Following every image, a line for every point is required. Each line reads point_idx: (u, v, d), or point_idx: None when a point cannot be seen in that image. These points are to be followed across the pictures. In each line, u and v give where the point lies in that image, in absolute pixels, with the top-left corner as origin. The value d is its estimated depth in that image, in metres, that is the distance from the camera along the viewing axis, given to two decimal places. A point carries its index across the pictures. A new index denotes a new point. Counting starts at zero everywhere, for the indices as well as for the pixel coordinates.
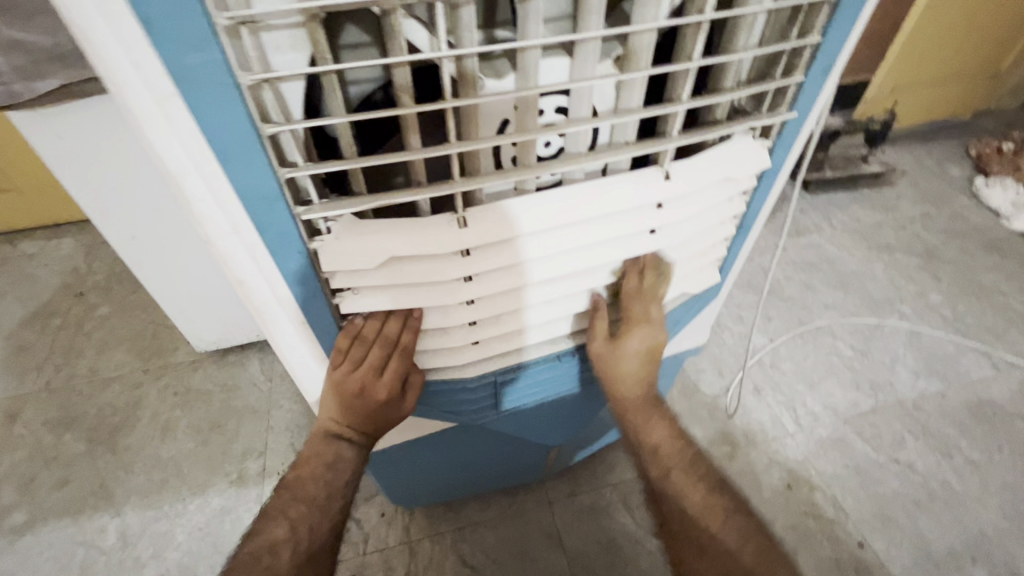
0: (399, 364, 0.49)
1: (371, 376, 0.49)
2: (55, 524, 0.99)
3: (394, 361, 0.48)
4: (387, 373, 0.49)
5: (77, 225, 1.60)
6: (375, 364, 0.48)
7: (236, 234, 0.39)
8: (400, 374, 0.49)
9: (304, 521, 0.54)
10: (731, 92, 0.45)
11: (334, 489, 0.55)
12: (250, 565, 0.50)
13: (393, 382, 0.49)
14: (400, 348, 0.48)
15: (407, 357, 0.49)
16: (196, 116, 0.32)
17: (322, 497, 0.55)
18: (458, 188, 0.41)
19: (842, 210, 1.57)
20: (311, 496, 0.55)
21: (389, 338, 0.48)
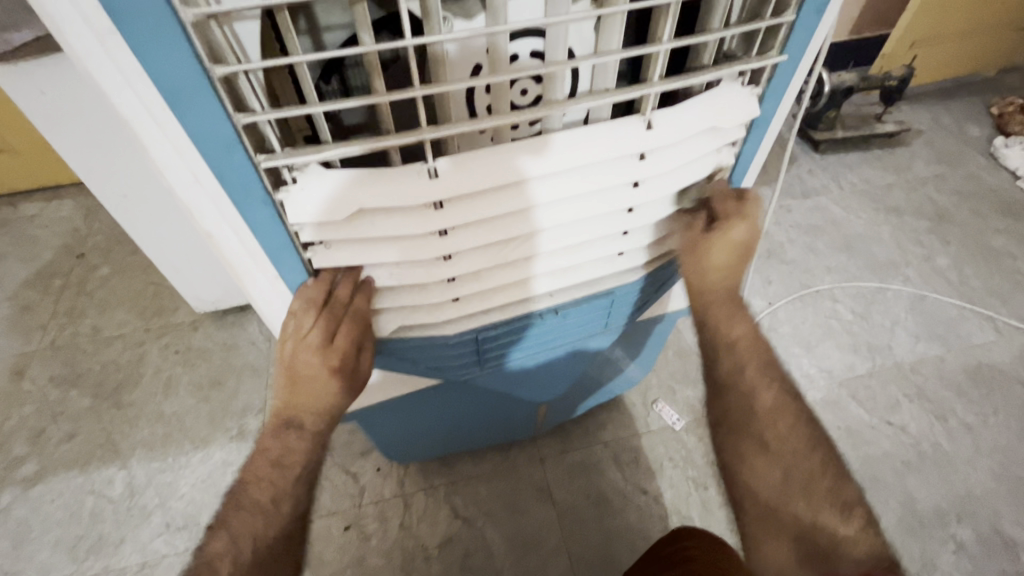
0: (351, 328, 0.48)
1: (319, 347, 0.48)
2: (65, 474, 1.03)
3: (345, 326, 0.48)
4: (337, 341, 0.48)
5: (77, 186, 1.60)
6: (327, 330, 0.47)
7: (198, 183, 0.38)
8: (353, 343, 0.49)
9: (249, 530, 0.50)
10: (717, 33, 0.42)
11: (283, 490, 0.53)
12: None
13: (345, 350, 0.48)
14: (352, 313, 0.48)
15: (357, 322, 0.48)
16: (140, 55, 0.30)
17: (267, 502, 0.52)
18: (427, 136, 0.40)
19: (851, 171, 1.53)
20: (255, 501, 0.52)
21: (339, 306, 0.47)
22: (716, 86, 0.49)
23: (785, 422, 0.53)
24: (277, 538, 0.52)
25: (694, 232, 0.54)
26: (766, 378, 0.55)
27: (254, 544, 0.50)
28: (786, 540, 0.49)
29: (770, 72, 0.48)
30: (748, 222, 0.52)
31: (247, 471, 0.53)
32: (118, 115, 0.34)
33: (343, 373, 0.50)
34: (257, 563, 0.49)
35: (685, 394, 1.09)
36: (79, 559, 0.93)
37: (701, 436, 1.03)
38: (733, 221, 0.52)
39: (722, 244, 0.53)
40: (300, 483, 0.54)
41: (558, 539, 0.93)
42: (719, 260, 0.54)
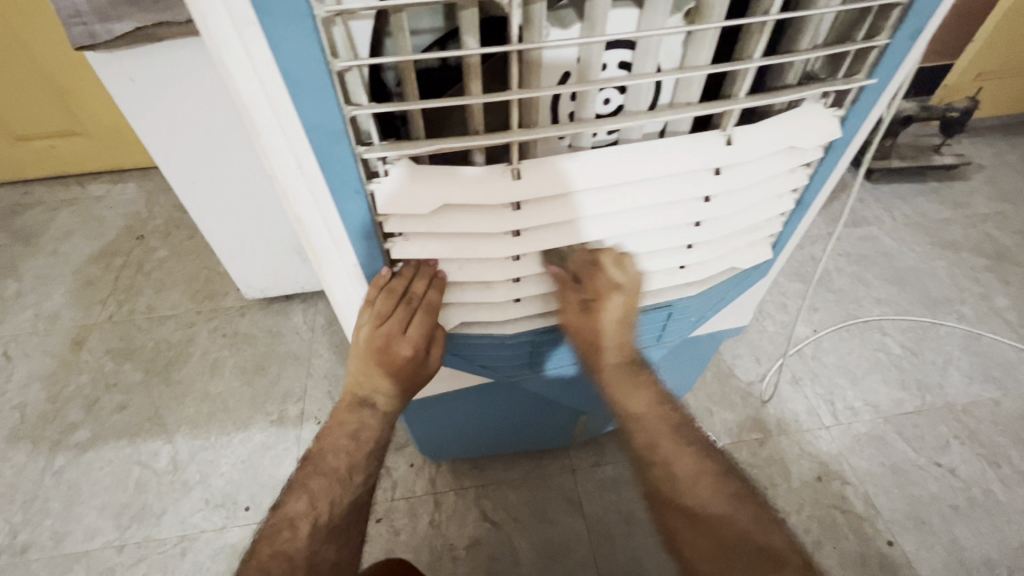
0: (425, 319, 0.49)
1: (396, 333, 0.49)
2: (114, 443, 1.08)
3: (422, 317, 0.49)
4: (413, 330, 0.49)
5: (141, 171, 1.68)
6: (402, 320, 0.49)
7: (300, 170, 0.40)
8: (426, 333, 0.50)
9: (327, 494, 0.54)
10: (807, 53, 0.42)
11: (358, 463, 0.56)
12: (271, 537, 0.51)
13: (418, 339, 0.50)
14: (427, 305, 0.49)
15: (431, 314, 0.49)
16: (273, 46, 0.32)
17: (344, 471, 0.56)
18: (515, 138, 0.41)
19: (905, 202, 1.49)
20: (333, 469, 0.56)
21: (417, 298, 0.49)
22: (796, 106, 0.49)
23: (706, 482, 0.55)
24: (347, 507, 0.55)
25: (569, 312, 0.54)
26: (682, 446, 0.57)
27: (330, 509, 0.54)
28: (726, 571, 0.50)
29: (854, 95, 0.48)
30: (621, 292, 0.52)
31: (324, 441, 0.57)
32: (239, 101, 0.36)
33: (415, 361, 0.51)
34: (331, 530, 0.53)
35: (723, 417, 1.07)
36: (122, 525, 0.97)
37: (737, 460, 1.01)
38: (608, 297, 0.52)
39: (597, 321, 0.53)
40: (373, 457, 0.57)
41: (585, 552, 0.92)
42: (600, 334, 0.54)
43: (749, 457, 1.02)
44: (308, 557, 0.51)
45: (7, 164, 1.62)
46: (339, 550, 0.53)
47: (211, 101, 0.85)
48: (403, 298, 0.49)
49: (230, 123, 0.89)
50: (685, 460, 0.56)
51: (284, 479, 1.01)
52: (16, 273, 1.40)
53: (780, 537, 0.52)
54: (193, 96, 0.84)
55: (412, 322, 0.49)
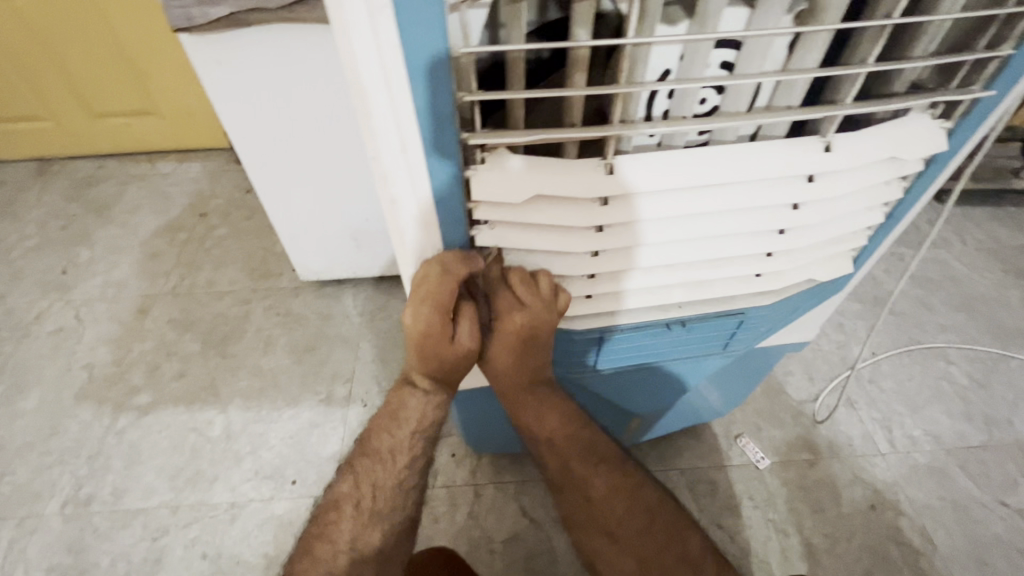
0: (446, 287, 0.47)
1: (415, 304, 0.48)
2: (172, 409, 1.13)
3: (441, 284, 0.47)
4: (431, 299, 0.47)
5: (205, 152, 1.76)
6: (421, 290, 0.48)
7: (403, 152, 0.41)
8: (445, 303, 0.47)
9: (368, 478, 0.58)
10: (924, 60, 0.41)
11: (401, 444, 0.59)
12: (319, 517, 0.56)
13: (434, 313, 0.48)
14: (449, 272, 0.47)
15: (450, 284, 0.47)
16: (400, 29, 0.33)
17: (385, 453, 0.58)
18: (614, 133, 0.41)
19: (977, 226, 1.41)
20: (376, 451, 0.59)
21: (442, 264, 0.47)
22: (900, 115, 0.47)
23: (619, 497, 0.61)
24: (390, 490, 0.58)
25: (493, 336, 0.53)
26: (594, 464, 0.63)
27: (371, 494, 0.57)
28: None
29: (965, 107, 0.46)
30: (534, 306, 0.49)
31: (373, 424, 0.60)
32: (355, 83, 0.37)
33: (435, 334, 0.49)
34: (373, 511, 0.57)
35: (772, 434, 1.04)
36: (177, 487, 1.02)
37: (785, 480, 0.98)
38: (515, 312, 0.50)
39: (504, 339, 0.52)
40: (416, 439, 0.59)
41: None
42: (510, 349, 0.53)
43: (797, 477, 0.99)
44: (349, 540, 0.55)
45: (86, 138, 1.72)
46: (382, 534, 0.56)
47: (291, 85, 0.89)
48: (428, 271, 0.48)
49: (305, 108, 0.92)
50: (597, 479, 0.62)
51: (330, 457, 1.04)
52: (90, 241, 1.49)
53: (696, 542, 0.59)
54: (276, 81, 0.88)
55: (425, 293, 0.47)
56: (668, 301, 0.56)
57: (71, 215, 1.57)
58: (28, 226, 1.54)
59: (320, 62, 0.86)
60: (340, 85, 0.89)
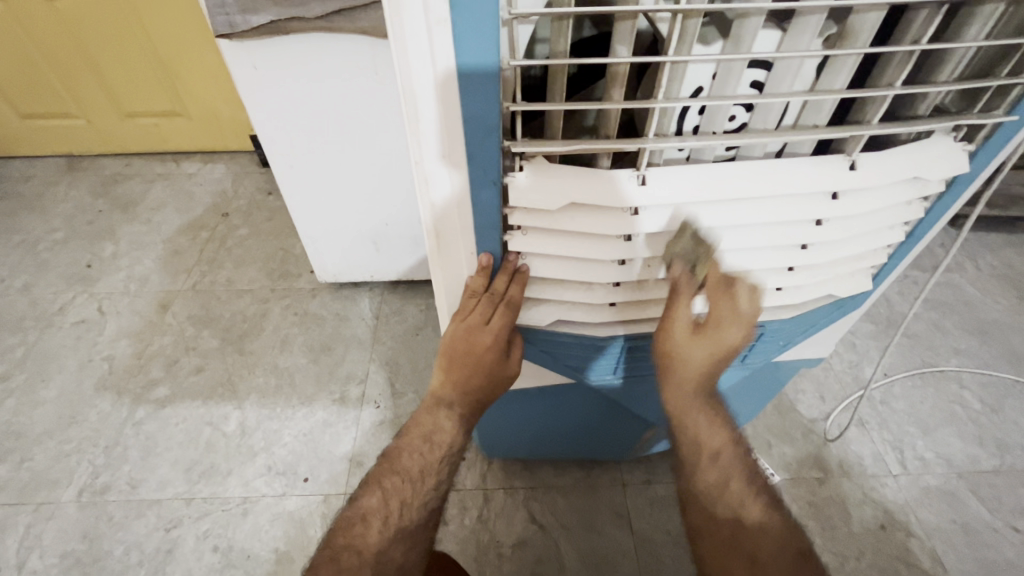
0: (506, 314, 0.52)
1: (479, 325, 0.53)
2: (189, 403, 1.15)
3: (502, 311, 0.52)
4: (494, 322, 0.52)
5: (230, 153, 1.80)
6: (484, 313, 0.52)
7: (446, 157, 0.43)
8: (506, 327, 0.53)
9: (398, 494, 0.58)
10: (948, 86, 0.42)
11: (429, 465, 0.59)
12: (345, 528, 0.56)
13: (499, 332, 0.53)
14: (507, 301, 0.52)
15: (511, 310, 0.52)
16: (456, 42, 0.35)
17: (416, 472, 0.59)
18: (648, 145, 0.43)
19: (992, 252, 1.41)
20: (406, 469, 0.59)
21: (497, 293, 0.52)
22: (923, 138, 0.49)
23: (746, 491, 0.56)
24: (418, 508, 0.58)
25: (681, 329, 0.53)
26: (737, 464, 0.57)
27: (399, 509, 0.57)
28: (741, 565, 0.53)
29: (988, 131, 0.47)
30: (742, 328, 0.52)
31: (402, 442, 0.60)
32: (407, 89, 0.39)
33: (495, 354, 0.54)
34: (399, 528, 0.57)
35: (782, 451, 1.04)
36: (192, 480, 1.03)
37: (796, 497, 0.98)
38: (727, 325, 0.52)
39: (706, 343, 0.53)
40: (446, 462, 0.60)
41: (632, 567, 0.91)
42: (697, 356, 0.54)
43: (808, 495, 0.99)
44: (376, 553, 0.55)
45: (115, 136, 1.76)
46: (406, 550, 0.56)
47: (323, 91, 0.91)
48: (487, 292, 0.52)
49: (334, 114, 0.95)
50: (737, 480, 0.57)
51: (343, 457, 1.05)
52: (114, 236, 1.52)
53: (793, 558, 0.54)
54: (311, 88, 0.91)
55: (490, 312, 0.52)
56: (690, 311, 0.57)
57: (97, 210, 1.61)
58: (56, 220, 1.58)
59: (354, 73, 0.90)
60: (371, 95, 0.93)
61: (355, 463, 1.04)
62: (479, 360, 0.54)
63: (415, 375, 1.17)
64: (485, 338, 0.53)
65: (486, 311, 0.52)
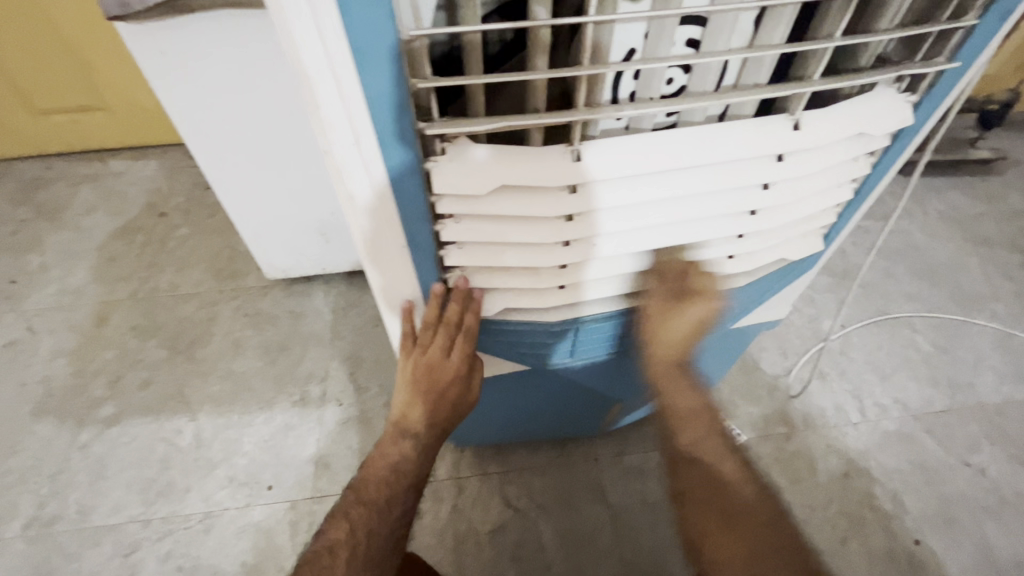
0: (465, 342, 0.53)
1: (440, 358, 0.53)
2: (140, 419, 1.08)
3: (461, 341, 0.53)
4: (455, 353, 0.53)
5: (160, 148, 1.67)
6: (443, 345, 0.53)
7: (356, 145, 0.39)
8: (467, 355, 0.54)
9: (365, 525, 0.56)
10: (890, 33, 0.40)
11: (395, 494, 0.58)
12: (312, 564, 0.53)
13: (459, 361, 0.54)
14: (464, 330, 0.52)
15: (469, 338, 0.53)
16: (342, 13, 0.31)
17: (382, 501, 0.57)
18: (581, 117, 0.39)
19: (938, 196, 1.44)
20: (372, 499, 0.58)
21: (452, 322, 0.52)
22: (867, 90, 0.47)
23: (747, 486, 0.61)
24: (385, 538, 0.56)
25: (657, 305, 0.55)
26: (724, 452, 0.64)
27: (367, 539, 0.55)
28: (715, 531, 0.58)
29: (931, 80, 0.46)
30: (707, 301, 0.54)
31: (366, 472, 0.59)
32: (300, 68, 0.35)
33: (459, 382, 0.55)
34: (368, 559, 0.54)
35: (749, 410, 1.06)
36: (149, 501, 0.98)
37: (763, 454, 1.00)
38: (694, 300, 0.54)
39: (677, 320, 0.55)
40: (411, 489, 0.59)
41: (609, 541, 0.91)
42: (671, 334, 0.56)
43: (775, 451, 1.01)
44: None
45: (29, 138, 1.61)
46: None
47: (242, 72, 0.83)
48: (437, 325, 0.52)
49: (257, 96, 0.87)
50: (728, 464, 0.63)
51: (308, 460, 1.02)
52: (40, 247, 1.41)
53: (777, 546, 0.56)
54: (226, 73, 0.83)
55: (445, 344, 0.53)
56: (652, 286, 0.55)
57: (18, 220, 1.48)
58: None
59: (274, 53, 0.82)
60: None
61: (321, 465, 1.01)
62: (442, 392, 0.55)
63: (378, 368, 1.14)
64: (448, 371, 0.54)
65: (441, 348, 0.53)
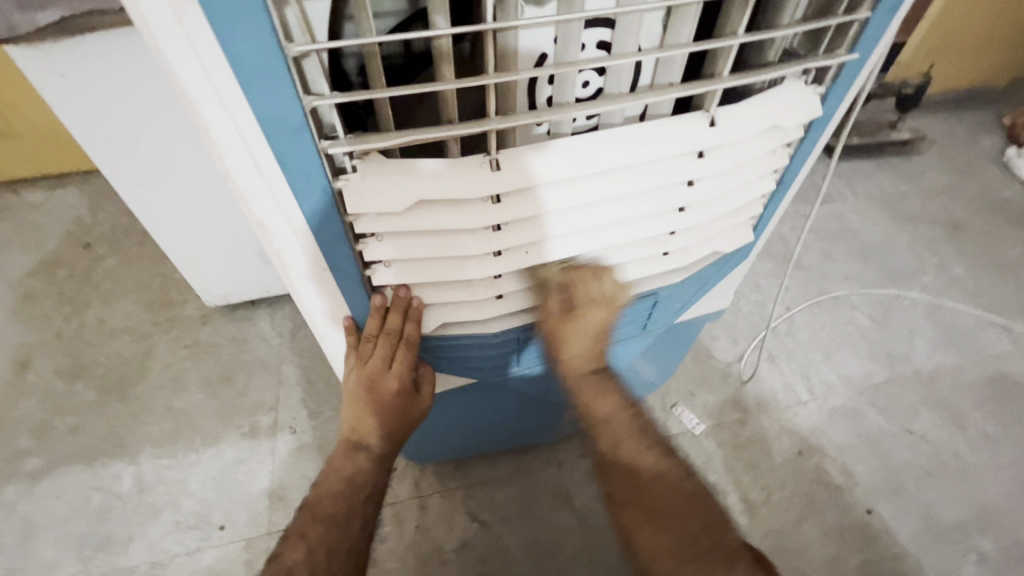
0: (406, 353, 0.50)
1: (382, 369, 0.51)
2: (71, 469, 1.01)
3: (402, 351, 0.50)
4: (396, 364, 0.51)
5: (82, 175, 1.56)
6: (385, 356, 0.50)
7: (257, 168, 0.37)
8: (410, 366, 0.51)
9: (323, 543, 0.51)
10: (791, 28, 0.41)
11: (354, 507, 0.54)
12: None
13: (404, 372, 0.51)
14: (405, 340, 0.50)
15: (413, 347, 0.50)
16: (217, 31, 0.29)
17: (340, 517, 0.53)
18: (495, 126, 0.38)
19: (866, 178, 1.52)
20: (330, 515, 0.53)
21: (394, 331, 0.49)
22: (778, 84, 0.48)
23: (666, 482, 0.58)
24: (346, 556, 0.52)
25: (551, 318, 0.53)
26: (647, 448, 0.61)
27: (328, 558, 0.51)
28: (659, 540, 0.56)
29: (835, 72, 0.47)
30: (609, 306, 0.54)
31: (320, 488, 0.55)
32: (181, 90, 0.33)
33: (405, 392, 0.53)
34: None
35: (704, 399, 1.07)
36: (85, 557, 0.91)
37: (720, 441, 1.02)
38: (592, 308, 0.53)
39: (579, 327, 0.54)
40: (370, 504, 0.56)
41: (576, 543, 0.91)
42: (577, 346, 0.56)
43: (731, 437, 1.03)
44: None
45: None
46: None
47: (154, 92, 0.79)
48: (377, 337, 0.50)
49: (173, 117, 0.82)
50: (648, 459, 0.60)
51: (260, 494, 0.97)
52: None
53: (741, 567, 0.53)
54: (131, 95, 0.78)
55: (386, 356, 0.50)
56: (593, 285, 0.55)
57: None
58: None
59: None
60: None
61: (275, 498, 0.96)
62: (389, 406, 0.53)
63: (331, 390, 1.10)
64: (394, 384, 0.51)
65: (382, 360, 0.50)
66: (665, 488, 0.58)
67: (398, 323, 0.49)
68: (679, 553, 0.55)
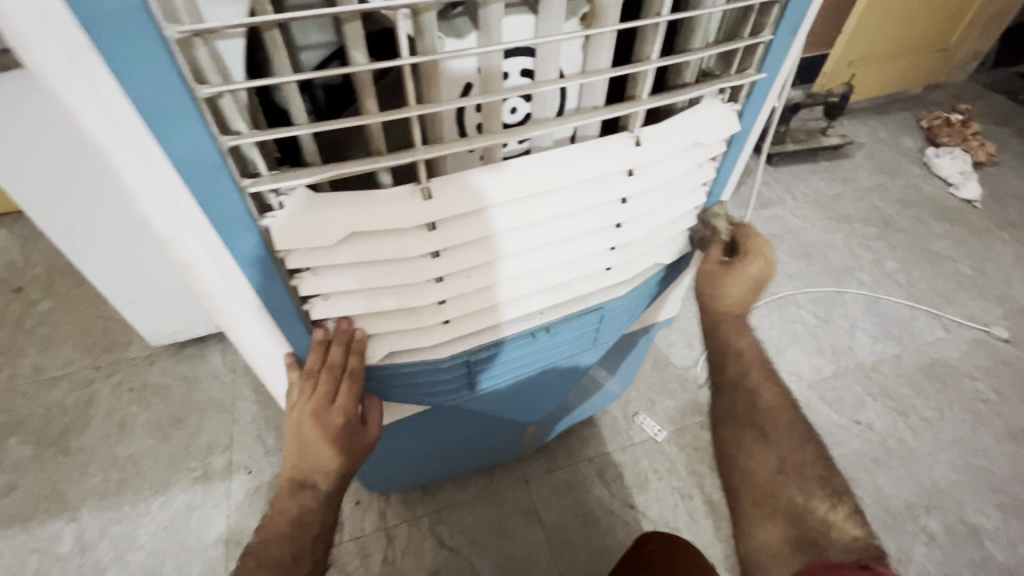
0: (351, 386, 0.50)
1: (326, 405, 0.49)
2: (5, 532, 0.94)
3: (346, 385, 0.49)
4: (340, 398, 0.49)
5: (13, 216, 1.48)
6: (329, 390, 0.49)
7: (177, 210, 0.36)
8: (355, 399, 0.50)
9: None
10: (701, 52, 0.43)
11: (302, 548, 0.53)
12: None
13: (349, 406, 0.50)
14: (349, 373, 0.49)
15: (356, 380, 0.49)
16: (119, 77, 0.28)
17: (288, 561, 0.51)
18: (423, 156, 0.39)
19: (803, 182, 1.60)
20: (276, 560, 0.51)
21: (335, 365, 0.48)
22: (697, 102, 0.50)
23: (782, 420, 0.55)
24: None
25: (713, 263, 0.56)
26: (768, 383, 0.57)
27: None
28: (759, 466, 0.53)
29: (748, 89, 0.50)
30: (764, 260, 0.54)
31: (264, 533, 0.53)
32: (86, 135, 0.32)
33: (352, 426, 0.52)
34: None
35: (665, 405, 1.10)
36: None
37: (682, 445, 1.04)
38: (752, 259, 0.54)
39: (736, 278, 0.55)
40: (318, 542, 0.54)
41: (547, 560, 0.90)
42: (735, 293, 0.56)
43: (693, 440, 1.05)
44: None
45: None
46: None
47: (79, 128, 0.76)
48: (320, 372, 0.49)
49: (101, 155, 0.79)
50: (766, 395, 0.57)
51: (216, 541, 0.92)
52: None
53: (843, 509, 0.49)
54: (55, 131, 0.75)
55: (330, 391, 0.49)
56: (539, 305, 0.55)
57: None
58: None
59: None
60: None
61: (232, 543, 0.92)
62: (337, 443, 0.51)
63: None
64: (339, 420, 0.50)
65: (326, 397, 0.49)
66: (781, 428, 0.55)
67: (341, 358, 0.48)
68: (764, 492, 0.52)
